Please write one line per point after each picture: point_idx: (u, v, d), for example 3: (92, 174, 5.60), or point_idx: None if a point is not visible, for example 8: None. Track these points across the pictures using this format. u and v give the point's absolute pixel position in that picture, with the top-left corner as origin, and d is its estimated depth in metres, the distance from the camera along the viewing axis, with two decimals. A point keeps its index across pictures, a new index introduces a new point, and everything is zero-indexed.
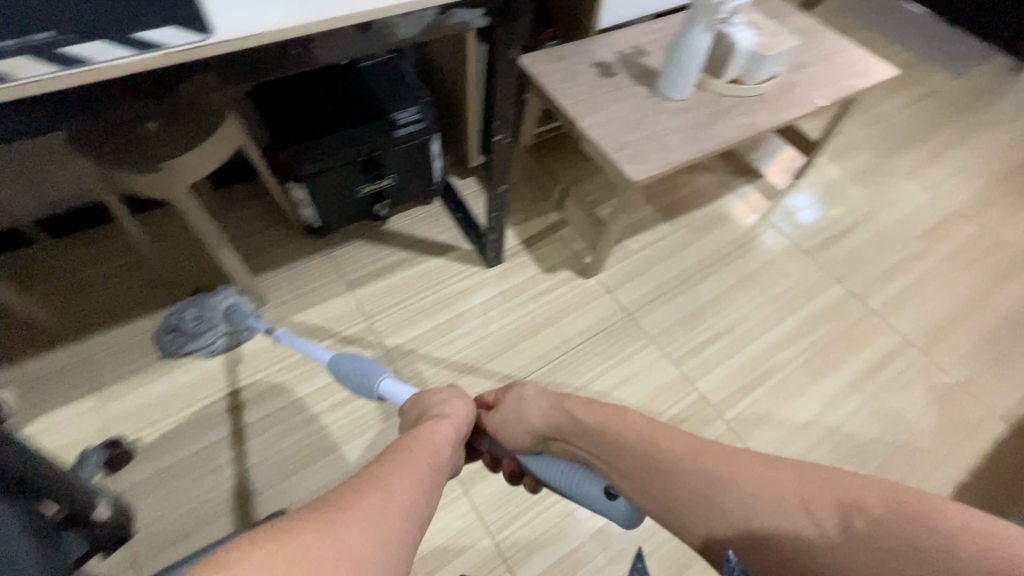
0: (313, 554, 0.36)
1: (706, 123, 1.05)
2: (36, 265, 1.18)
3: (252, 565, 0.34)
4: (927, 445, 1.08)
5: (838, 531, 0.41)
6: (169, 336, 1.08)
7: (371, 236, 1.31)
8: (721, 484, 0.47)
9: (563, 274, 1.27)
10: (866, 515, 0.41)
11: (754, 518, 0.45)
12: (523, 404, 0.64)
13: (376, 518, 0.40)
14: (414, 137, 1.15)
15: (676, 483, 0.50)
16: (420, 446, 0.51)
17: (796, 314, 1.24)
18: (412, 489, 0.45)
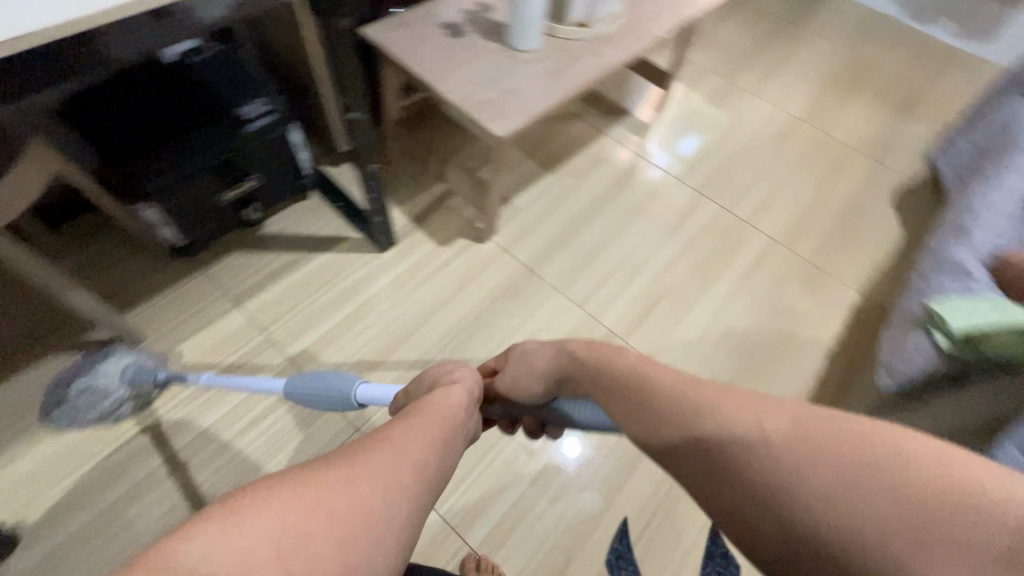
0: (325, 505, 0.37)
1: (560, 69, 1.07)
2: None
3: (252, 530, 0.35)
4: (802, 325, 1.23)
5: (825, 469, 0.34)
6: (63, 413, 0.97)
7: (249, 246, 1.22)
8: (707, 405, 0.41)
9: (459, 243, 1.27)
10: (862, 457, 0.34)
11: (737, 445, 0.38)
12: (528, 358, 0.58)
13: (386, 474, 0.41)
14: (268, 130, 1.07)
15: (655, 402, 0.44)
16: (436, 403, 0.49)
17: (679, 237, 1.34)
18: (422, 450, 0.44)
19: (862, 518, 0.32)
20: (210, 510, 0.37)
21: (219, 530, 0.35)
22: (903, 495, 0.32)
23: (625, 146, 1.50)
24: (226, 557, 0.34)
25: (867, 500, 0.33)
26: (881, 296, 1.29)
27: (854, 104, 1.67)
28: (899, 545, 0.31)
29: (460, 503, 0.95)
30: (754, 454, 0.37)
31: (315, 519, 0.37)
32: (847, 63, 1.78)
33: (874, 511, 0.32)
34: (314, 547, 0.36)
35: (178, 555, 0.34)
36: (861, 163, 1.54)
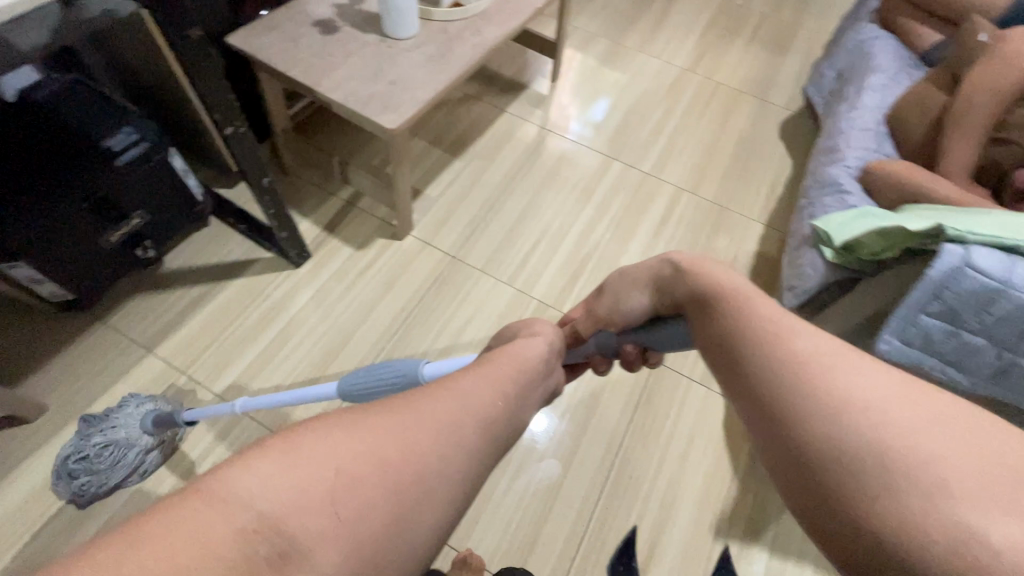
0: (397, 443, 0.38)
1: (443, 53, 1.06)
2: None
3: (321, 458, 0.35)
4: (717, 263, 1.30)
5: (907, 409, 0.36)
6: (82, 480, 0.88)
7: (150, 286, 1.14)
8: (798, 332, 0.42)
9: (377, 244, 1.24)
10: (942, 413, 0.35)
11: (822, 363, 0.39)
12: (628, 274, 0.62)
13: (441, 428, 0.40)
14: (144, 160, 0.99)
15: (747, 325, 0.45)
16: (504, 360, 0.51)
17: (593, 200, 1.38)
18: (488, 402, 0.45)
19: (926, 454, 0.33)
20: (270, 440, 0.36)
21: (276, 463, 0.34)
22: (979, 454, 0.33)
23: (527, 120, 1.51)
24: (282, 492, 0.33)
25: (932, 440, 0.34)
26: (782, 223, 1.39)
27: (734, 48, 1.77)
28: (953, 483, 0.32)
29: None
30: (835, 373, 0.38)
31: (371, 464, 0.36)
32: (721, 10, 1.88)
33: (939, 453, 0.33)
34: (364, 493, 0.35)
35: (233, 484, 0.33)
36: (748, 102, 1.64)
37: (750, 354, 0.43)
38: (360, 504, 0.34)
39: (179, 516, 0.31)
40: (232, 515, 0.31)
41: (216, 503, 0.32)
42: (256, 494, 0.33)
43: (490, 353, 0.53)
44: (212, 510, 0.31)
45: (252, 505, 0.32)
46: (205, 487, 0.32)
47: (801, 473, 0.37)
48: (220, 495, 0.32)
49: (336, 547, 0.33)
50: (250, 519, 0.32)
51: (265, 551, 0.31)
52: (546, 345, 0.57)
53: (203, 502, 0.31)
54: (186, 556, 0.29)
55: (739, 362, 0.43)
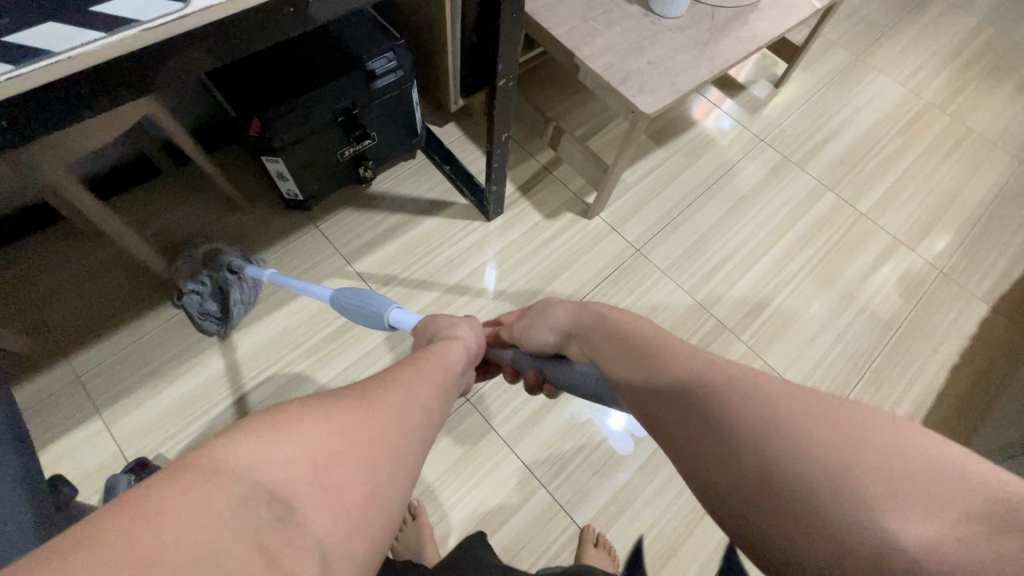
0: (365, 422, 0.38)
1: (707, 41, 0.99)
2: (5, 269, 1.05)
3: (298, 433, 0.34)
4: (922, 333, 1.17)
5: (804, 422, 0.37)
6: (206, 318, 1.02)
7: (358, 203, 1.21)
8: (702, 364, 0.45)
9: (566, 217, 1.23)
10: (841, 418, 0.37)
11: (741, 402, 0.40)
12: (549, 310, 0.65)
13: (405, 405, 0.42)
14: (395, 87, 1.03)
15: (668, 377, 0.46)
16: (439, 357, 0.54)
17: (796, 229, 1.27)
18: (429, 390, 0.47)
19: (840, 465, 0.34)
20: (245, 426, 0.34)
21: (255, 441, 0.33)
22: (893, 455, 0.34)
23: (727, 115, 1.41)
24: (269, 468, 0.32)
25: (845, 454, 0.35)
26: (1012, 310, 1.21)
27: (999, 93, 1.52)
28: (878, 491, 0.33)
29: (567, 484, 0.97)
30: (734, 409, 0.40)
31: (347, 437, 0.36)
32: (988, 44, 1.61)
33: (852, 463, 0.34)
34: (347, 464, 0.35)
35: (222, 456, 0.32)
36: (1000, 160, 1.41)
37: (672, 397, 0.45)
38: (347, 471, 0.35)
39: (172, 490, 0.29)
40: (230, 489, 0.30)
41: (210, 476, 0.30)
42: (250, 468, 0.32)
43: (423, 352, 0.54)
44: (206, 487, 0.30)
45: (243, 481, 0.31)
46: (209, 466, 0.31)
47: (741, 509, 0.39)
48: (209, 472, 0.31)
49: (328, 517, 0.32)
50: (246, 492, 0.31)
51: (263, 517, 0.30)
52: (468, 353, 0.60)
53: (199, 480, 0.30)
54: (200, 526, 0.28)
55: (663, 405, 0.46)
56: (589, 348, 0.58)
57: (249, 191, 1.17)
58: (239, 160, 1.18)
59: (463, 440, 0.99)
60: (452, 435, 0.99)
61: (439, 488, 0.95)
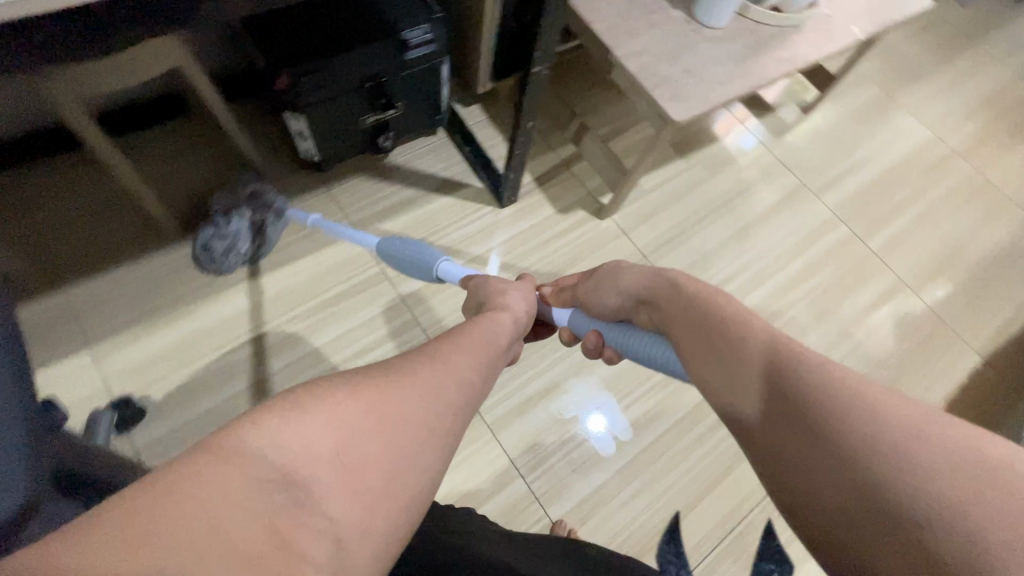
0: (397, 403, 0.37)
1: (745, 57, 0.98)
2: (16, 188, 1.04)
3: (318, 415, 0.34)
4: (911, 376, 1.18)
5: (867, 431, 0.39)
6: (221, 254, 1.03)
7: (374, 172, 1.20)
8: (800, 358, 0.45)
9: (578, 214, 1.22)
10: (900, 427, 0.39)
11: (843, 410, 0.41)
12: (617, 273, 0.65)
13: (439, 378, 0.42)
14: (426, 60, 1.02)
15: (750, 374, 0.47)
16: (482, 328, 0.53)
17: (803, 257, 1.28)
18: (467, 360, 0.46)
19: (939, 490, 0.36)
20: (264, 407, 0.33)
21: (277, 422, 0.32)
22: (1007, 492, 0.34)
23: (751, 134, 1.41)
24: (286, 449, 0.31)
25: (903, 467, 0.37)
26: (1003, 365, 1.22)
27: (1020, 150, 1.52)
28: (987, 523, 0.34)
29: (546, 478, 0.98)
30: (800, 420, 0.42)
31: (372, 419, 0.35)
32: (1018, 101, 1.60)
33: (912, 477, 0.37)
34: (372, 445, 0.34)
35: (243, 439, 0.31)
36: (1012, 216, 1.41)
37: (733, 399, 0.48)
38: (371, 453, 0.34)
39: (192, 473, 0.29)
40: (247, 472, 0.30)
41: (225, 459, 0.30)
42: (269, 449, 0.31)
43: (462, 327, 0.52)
44: (222, 468, 0.29)
45: (260, 465, 0.30)
46: (226, 445, 0.30)
47: (820, 514, 0.40)
48: (226, 452, 0.30)
49: (357, 502, 0.32)
50: (262, 476, 0.30)
51: (282, 499, 0.30)
52: (517, 322, 0.60)
53: (212, 461, 0.29)
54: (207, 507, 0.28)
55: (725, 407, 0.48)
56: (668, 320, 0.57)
57: (267, 144, 1.15)
58: (261, 114, 1.17)
59: None
60: None
61: None
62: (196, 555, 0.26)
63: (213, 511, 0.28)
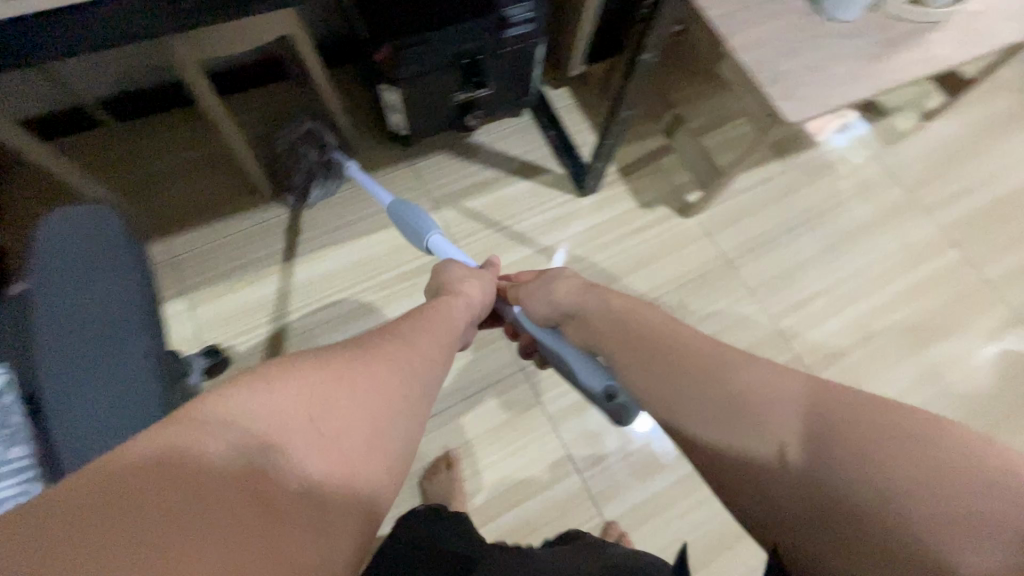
0: (353, 376, 0.42)
1: (874, 55, 0.89)
2: (131, 139, 1.11)
3: (284, 389, 0.38)
4: (1017, 423, 1.07)
5: (836, 437, 0.41)
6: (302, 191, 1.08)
7: (456, 150, 1.20)
8: (732, 370, 0.48)
9: (661, 211, 1.18)
10: (862, 421, 0.41)
11: (769, 412, 0.45)
12: (553, 282, 0.69)
13: (399, 358, 0.47)
14: (524, 39, 0.99)
15: (684, 389, 0.50)
16: (440, 319, 0.57)
17: (905, 280, 1.17)
18: (426, 345, 0.51)
19: (879, 482, 0.38)
20: (238, 382, 0.38)
21: (248, 395, 0.37)
22: (932, 465, 0.37)
23: (850, 136, 1.29)
24: (262, 419, 0.36)
25: (877, 463, 0.39)
26: None
27: None
28: (920, 511, 0.36)
29: (602, 476, 0.96)
30: (797, 444, 0.42)
31: (330, 390, 0.40)
32: None
33: (885, 463, 0.38)
34: (345, 410, 0.40)
35: (222, 412, 0.35)
36: None
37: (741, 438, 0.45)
38: (343, 421, 0.39)
39: (175, 443, 0.32)
40: (228, 435, 0.34)
41: (199, 427, 0.34)
42: (239, 417, 0.35)
43: (419, 311, 0.57)
44: (197, 436, 0.33)
45: (242, 427, 0.35)
46: (204, 414, 0.35)
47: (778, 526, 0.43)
48: (200, 423, 0.34)
49: (334, 457, 0.37)
50: (237, 438, 0.34)
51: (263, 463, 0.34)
52: (468, 309, 0.64)
53: (191, 428, 0.34)
54: (194, 478, 0.31)
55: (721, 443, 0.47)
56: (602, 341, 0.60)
57: (357, 114, 1.17)
58: (353, 84, 1.18)
59: (510, 406, 0.99)
60: (500, 399, 1.00)
61: (477, 446, 0.97)
62: (185, 514, 0.29)
63: (200, 463, 0.32)
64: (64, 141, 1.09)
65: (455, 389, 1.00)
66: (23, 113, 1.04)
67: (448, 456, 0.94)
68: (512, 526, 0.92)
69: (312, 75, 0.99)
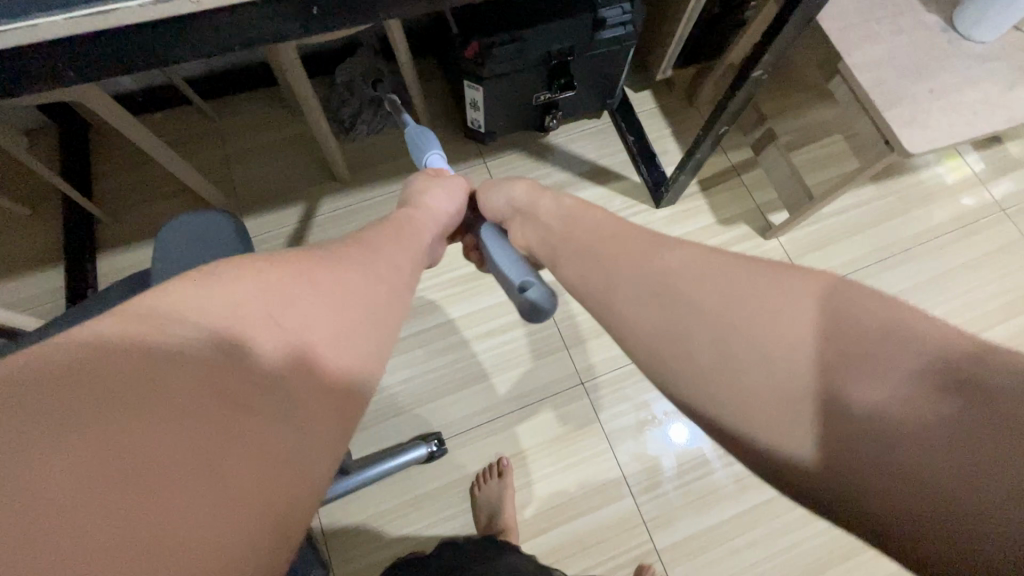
0: (307, 275, 0.37)
1: (1012, 82, 0.80)
2: (215, 117, 1.14)
3: (236, 284, 0.33)
4: None
5: (853, 374, 0.29)
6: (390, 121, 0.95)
7: (530, 149, 1.17)
8: (672, 259, 0.39)
9: (740, 229, 1.11)
10: (876, 356, 0.29)
11: (714, 304, 0.35)
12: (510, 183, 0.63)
13: (364, 266, 0.41)
14: (617, 42, 0.95)
15: (629, 293, 0.40)
16: (418, 239, 0.51)
17: (1006, 327, 1.07)
18: (400, 259, 0.46)
19: (859, 381, 0.29)
20: (168, 283, 0.33)
21: (197, 287, 0.32)
22: (905, 348, 0.29)
23: (960, 163, 1.18)
24: (203, 307, 0.31)
25: (910, 421, 0.27)
26: None
27: None
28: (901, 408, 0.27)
29: (657, 502, 0.94)
30: (809, 394, 0.30)
31: (276, 285, 0.35)
32: None
33: (918, 422, 0.27)
34: (312, 308, 0.35)
35: (160, 303, 0.31)
36: None
37: (725, 394, 0.33)
38: (318, 323, 0.35)
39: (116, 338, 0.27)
40: (171, 334, 0.29)
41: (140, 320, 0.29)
42: (179, 308, 0.30)
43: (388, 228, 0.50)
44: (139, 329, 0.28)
45: (189, 328, 0.29)
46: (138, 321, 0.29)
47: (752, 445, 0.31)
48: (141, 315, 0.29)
49: (296, 363, 0.33)
50: (180, 330, 0.29)
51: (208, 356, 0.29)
52: (435, 223, 0.58)
53: (121, 323, 0.28)
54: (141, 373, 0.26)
55: (705, 400, 0.33)
56: (551, 260, 0.51)
57: (434, 108, 1.16)
58: (433, 75, 1.17)
59: (566, 420, 0.98)
60: (556, 412, 0.98)
61: (530, 457, 0.95)
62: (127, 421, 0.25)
63: (143, 360, 0.27)
64: (154, 116, 1.13)
65: (512, 397, 0.98)
66: (119, 89, 1.08)
67: (501, 464, 0.93)
68: (560, 542, 0.91)
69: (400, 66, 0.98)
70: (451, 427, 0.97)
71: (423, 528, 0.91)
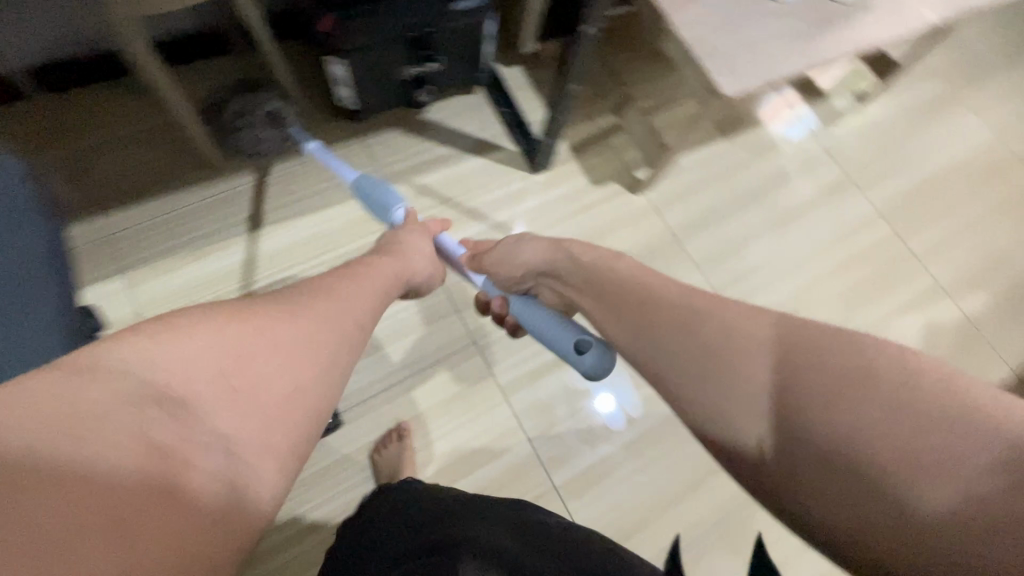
0: (272, 330, 0.41)
1: (806, 35, 0.93)
2: (60, 109, 1.06)
3: (200, 339, 0.37)
4: None
5: (823, 395, 0.40)
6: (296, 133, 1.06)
7: (408, 127, 1.19)
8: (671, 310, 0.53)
9: (612, 188, 1.20)
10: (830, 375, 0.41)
11: (716, 344, 0.47)
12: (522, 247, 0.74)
13: (333, 320, 0.47)
14: (472, 13, 0.99)
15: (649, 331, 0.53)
16: (364, 284, 0.57)
17: (839, 253, 1.24)
18: (356, 303, 0.52)
19: (824, 394, 0.40)
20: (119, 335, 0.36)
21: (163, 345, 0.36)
22: (851, 371, 0.40)
23: (795, 119, 1.34)
24: (168, 366, 0.35)
25: (870, 430, 0.37)
26: None
27: None
28: (863, 415, 0.38)
29: (553, 443, 0.99)
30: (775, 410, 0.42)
31: (252, 346, 0.39)
32: None
33: (876, 424, 0.37)
34: (268, 364, 0.39)
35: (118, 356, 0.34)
36: None
37: (708, 395, 0.46)
38: (267, 369, 0.39)
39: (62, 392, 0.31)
40: (121, 372, 0.33)
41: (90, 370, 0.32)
42: (140, 365, 0.34)
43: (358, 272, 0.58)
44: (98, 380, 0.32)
45: (131, 375, 0.33)
46: (126, 346, 0.35)
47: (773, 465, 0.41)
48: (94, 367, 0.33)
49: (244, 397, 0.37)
50: (134, 387, 0.33)
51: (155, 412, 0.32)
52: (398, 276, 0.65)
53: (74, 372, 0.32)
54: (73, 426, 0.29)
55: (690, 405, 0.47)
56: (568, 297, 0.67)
57: (307, 90, 1.15)
58: (301, 57, 1.16)
59: (462, 379, 1.01)
60: (452, 372, 1.01)
61: (429, 417, 0.98)
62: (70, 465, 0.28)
63: (74, 421, 0.30)
64: None
65: (406, 363, 1.00)
66: None
67: (400, 428, 0.95)
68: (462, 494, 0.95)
69: (257, 40, 0.96)
70: (348, 399, 0.97)
71: (324, 500, 0.92)
